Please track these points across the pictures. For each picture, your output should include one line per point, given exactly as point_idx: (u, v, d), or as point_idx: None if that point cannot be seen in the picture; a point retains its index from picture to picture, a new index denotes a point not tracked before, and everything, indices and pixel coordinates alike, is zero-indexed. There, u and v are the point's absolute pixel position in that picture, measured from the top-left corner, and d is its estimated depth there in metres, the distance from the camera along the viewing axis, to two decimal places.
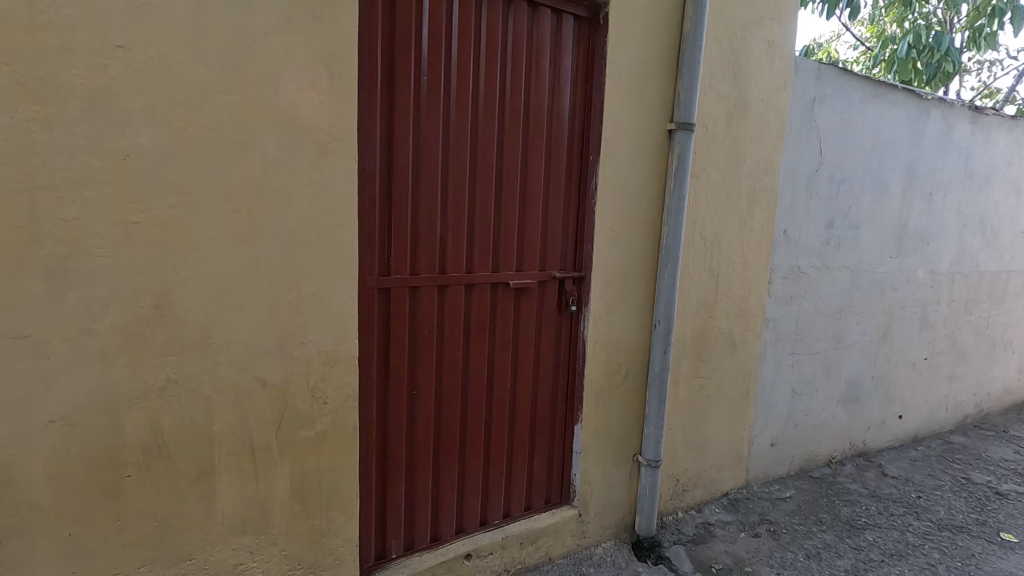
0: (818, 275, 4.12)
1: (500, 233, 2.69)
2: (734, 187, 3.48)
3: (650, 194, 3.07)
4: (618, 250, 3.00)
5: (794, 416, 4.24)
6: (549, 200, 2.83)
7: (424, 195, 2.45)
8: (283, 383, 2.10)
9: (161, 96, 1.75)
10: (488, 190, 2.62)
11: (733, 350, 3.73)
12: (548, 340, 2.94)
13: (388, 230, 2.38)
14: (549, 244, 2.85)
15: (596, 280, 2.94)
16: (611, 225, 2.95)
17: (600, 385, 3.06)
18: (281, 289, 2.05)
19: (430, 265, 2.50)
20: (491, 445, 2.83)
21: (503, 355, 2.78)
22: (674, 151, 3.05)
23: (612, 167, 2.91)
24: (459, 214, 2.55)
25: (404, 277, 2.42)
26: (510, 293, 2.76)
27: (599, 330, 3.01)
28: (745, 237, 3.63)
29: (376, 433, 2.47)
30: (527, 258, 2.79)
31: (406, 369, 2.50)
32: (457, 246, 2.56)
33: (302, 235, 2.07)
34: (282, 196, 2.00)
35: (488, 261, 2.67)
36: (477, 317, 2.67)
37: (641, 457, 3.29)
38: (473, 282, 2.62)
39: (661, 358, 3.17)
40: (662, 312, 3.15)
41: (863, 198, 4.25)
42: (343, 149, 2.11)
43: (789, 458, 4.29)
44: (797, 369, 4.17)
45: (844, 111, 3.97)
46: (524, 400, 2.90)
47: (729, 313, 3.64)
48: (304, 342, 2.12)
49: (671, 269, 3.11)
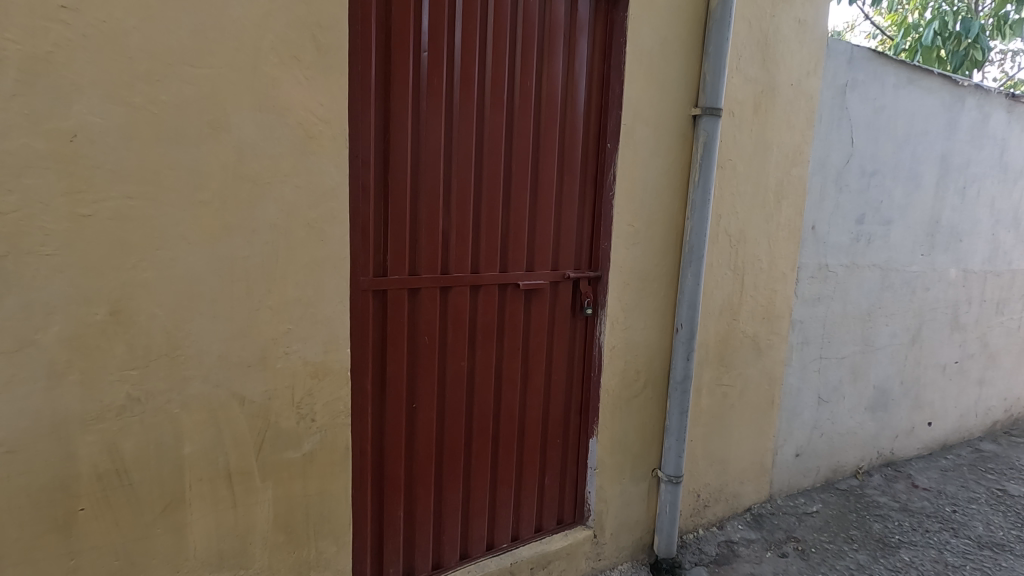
0: (846, 275, 3.85)
1: (509, 228, 2.43)
2: (761, 179, 3.21)
3: (672, 186, 2.81)
4: (637, 248, 2.74)
5: (820, 425, 3.97)
6: (562, 192, 2.57)
7: (425, 186, 2.19)
8: (264, 399, 1.85)
9: (115, 67, 1.50)
10: (495, 181, 2.36)
11: (758, 355, 3.47)
12: (560, 346, 2.68)
13: (384, 224, 2.12)
14: (562, 242, 2.59)
15: (614, 280, 2.68)
16: (630, 221, 2.69)
17: (616, 394, 2.81)
18: (261, 292, 1.80)
19: (431, 264, 2.24)
20: (499, 462, 2.57)
21: (512, 363, 2.53)
22: (699, 139, 2.78)
23: (631, 156, 2.64)
24: (464, 207, 2.29)
25: (403, 277, 2.17)
26: (520, 295, 2.50)
27: (617, 335, 2.75)
28: (772, 233, 3.36)
29: (372, 452, 2.22)
30: (539, 257, 2.53)
31: (405, 380, 2.24)
32: (461, 243, 2.30)
33: (285, 232, 1.82)
34: (262, 186, 1.75)
35: (496, 259, 2.41)
36: (483, 322, 2.41)
37: (661, 472, 3.03)
38: (480, 283, 2.36)
39: (683, 365, 2.91)
40: (684, 316, 2.88)
41: (895, 192, 3.97)
42: (332, 133, 1.86)
43: (815, 469, 4.03)
44: (824, 375, 3.90)
45: (876, 97, 3.69)
46: (535, 412, 2.64)
47: (754, 315, 3.38)
48: (288, 352, 1.88)
49: (695, 268, 2.84)
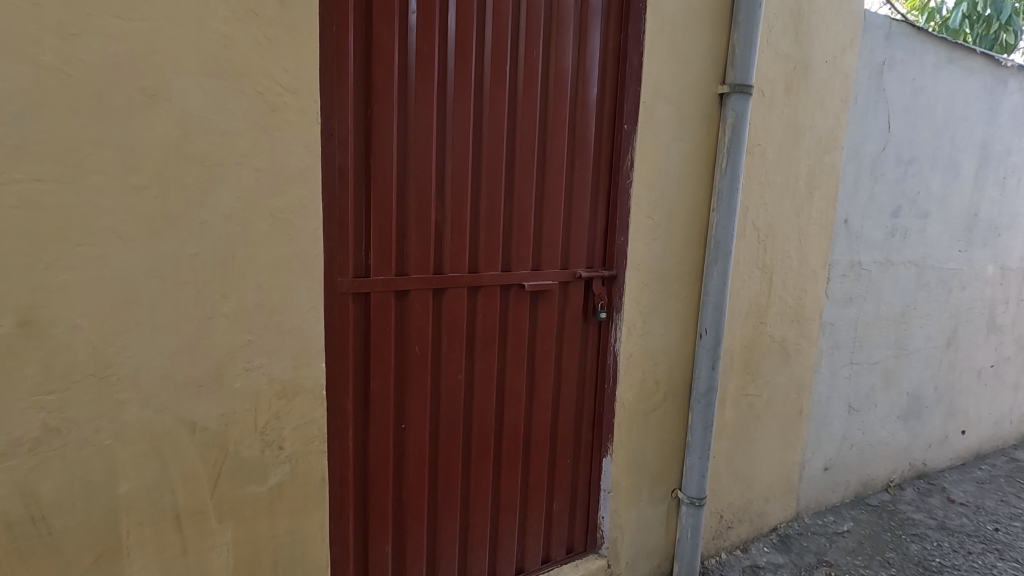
0: (880, 272, 3.53)
1: (512, 222, 2.12)
2: (792, 168, 2.89)
3: (696, 174, 2.49)
4: (656, 244, 2.43)
5: (850, 436, 3.66)
6: (573, 180, 2.25)
7: (414, 171, 1.88)
8: (220, 425, 1.55)
9: (17, 16, 1.19)
10: (497, 167, 2.05)
11: (786, 362, 3.16)
12: (571, 355, 2.37)
13: (367, 216, 1.82)
14: (573, 237, 2.28)
15: (630, 280, 2.39)
16: (649, 213, 2.39)
17: (633, 408, 2.51)
18: (214, 297, 1.49)
19: (422, 263, 1.93)
20: (502, 487, 2.27)
21: (516, 376, 2.22)
22: (727, 120, 2.46)
23: (651, 139, 2.33)
24: (460, 197, 1.98)
25: (389, 278, 1.86)
26: (525, 297, 2.19)
27: (633, 341, 2.45)
28: (803, 227, 3.04)
29: (354, 480, 1.91)
30: (546, 254, 2.22)
31: (392, 397, 1.94)
32: (457, 238, 1.99)
33: (244, 224, 1.51)
34: (214, 169, 1.44)
35: (498, 257, 2.10)
36: (483, 328, 2.10)
37: (681, 493, 2.73)
38: (479, 284, 2.06)
39: (707, 375, 2.61)
40: (709, 320, 2.58)
41: (932, 182, 3.64)
42: (301, 107, 1.55)
43: (844, 483, 3.72)
44: (855, 382, 3.58)
45: (915, 78, 3.36)
46: (542, 429, 2.34)
47: (783, 318, 3.06)
48: (249, 368, 1.57)
49: (721, 266, 2.53)
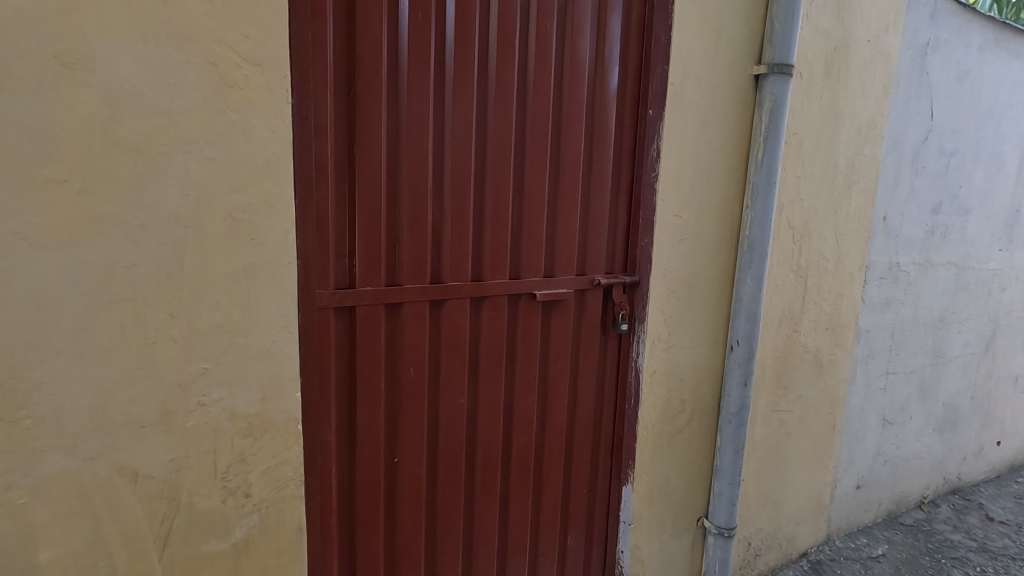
0: (918, 274, 3.24)
1: (522, 222, 1.84)
2: (831, 160, 2.61)
3: (728, 167, 2.20)
4: (684, 246, 2.15)
5: (884, 451, 3.38)
6: (591, 173, 1.97)
7: (407, 163, 1.59)
8: (169, 472, 1.27)
9: None
10: (504, 159, 1.76)
11: (820, 374, 2.87)
12: (587, 373, 2.09)
13: (351, 217, 1.53)
14: (591, 239, 2.00)
15: (655, 287, 2.10)
16: (677, 211, 2.10)
17: (656, 430, 2.24)
18: (159, 317, 1.21)
19: (417, 271, 1.65)
20: (509, 524, 1.99)
21: (525, 398, 1.94)
22: (763, 105, 2.17)
23: (679, 126, 2.04)
24: (461, 194, 1.69)
25: (378, 289, 1.58)
26: (536, 308, 1.90)
27: (657, 356, 2.17)
28: (841, 226, 2.75)
29: (339, 525, 1.64)
30: (560, 259, 1.94)
31: (383, 428, 1.67)
32: (459, 241, 1.71)
33: (195, 228, 1.22)
34: (154, 159, 1.16)
35: (505, 263, 1.81)
36: (488, 345, 1.82)
37: (708, 522, 2.45)
38: (483, 294, 1.77)
39: (739, 392, 2.33)
40: (741, 330, 2.29)
41: (975, 176, 3.35)
42: (266, 83, 1.27)
43: (877, 502, 3.44)
44: (890, 393, 3.30)
45: (960, 62, 3.07)
46: (555, 456, 2.06)
47: (817, 325, 2.78)
48: (205, 403, 1.29)
49: (756, 271, 2.25)
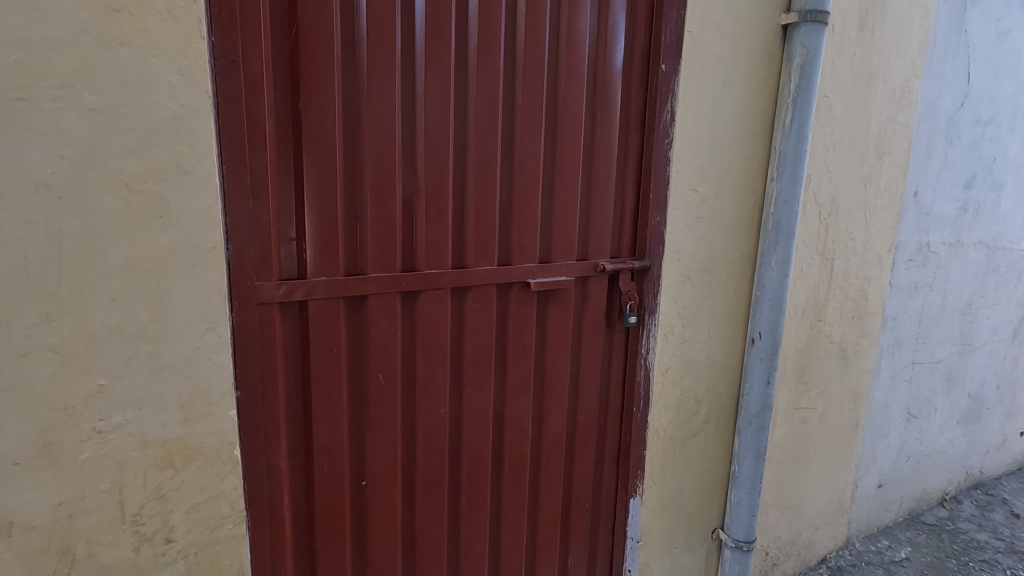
0: (948, 256, 2.97)
1: (512, 197, 1.54)
2: (863, 128, 2.32)
3: (750, 134, 1.91)
4: (701, 225, 1.86)
5: (908, 447, 3.14)
6: (595, 141, 1.67)
7: (369, 123, 1.29)
8: (58, 519, 0.98)
9: None
10: (490, 121, 1.46)
11: (845, 367, 2.61)
12: (590, 373, 1.81)
13: (300, 190, 1.23)
14: (594, 219, 1.71)
15: (668, 272, 1.82)
16: (694, 184, 1.81)
17: (669, 436, 1.98)
18: (31, 321, 0.92)
19: (384, 258, 1.36)
20: (502, 546, 1.73)
21: (519, 405, 1.66)
22: (793, 60, 1.86)
23: (698, 84, 1.74)
24: (439, 163, 1.40)
25: (336, 279, 1.29)
26: (531, 300, 1.62)
27: (671, 352, 1.90)
28: (871, 203, 2.47)
29: (295, 564, 1.37)
30: (559, 242, 1.65)
31: (347, 446, 1.39)
32: (436, 220, 1.41)
33: (77, 202, 0.93)
34: (10, 106, 0.86)
35: (493, 246, 1.52)
36: (474, 345, 1.54)
37: (724, 534, 2.20)
38: (467, 284, 1.48)
39: (759, 390, 2.07)
40: (764, 321, 2.02)
41: (1009, 147, 3.06)
42: (168, 9, 0.96)
43: (898, 501, 3.21)
44: (915, 385, 3.05)
45: (1000, 18, 2.76)
46: (554, 468, 1.79)
47: (843, 314, 2.51)
48: (104, 430, 1.00)
49: (781, 253, 1.97)
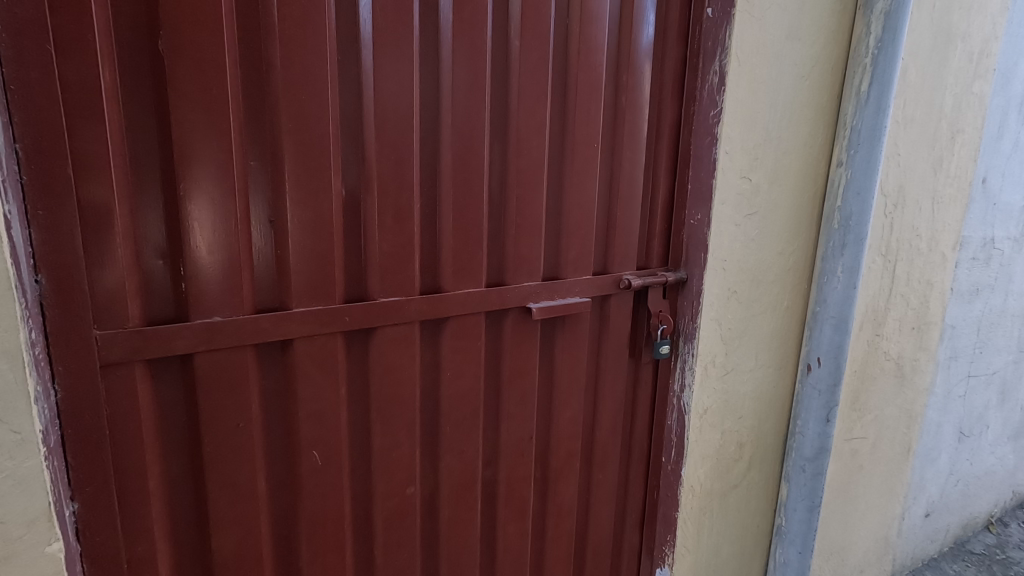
0: (1012, 252, 2.56)
1: (506, 190, 1.10)
2: (937, 100, 1.88)
3: (814, 106, 1.47)
4: (752, 225, 1.43)
5: (958, 470, 2.76)
6: (617, 114, 1.24)
7: (285, 78, 0.83)
8: None
9: None
10: (475, 80, 1.01)
11: (901, 388, 2.21)
12: (608, 419, 1.39)
13: (173, 182, 0.78)
14: (617, 218, 1.28)
15: (711, 287, 1.39)
16: (746, 171, 1.37)
17: (706, 491, 1.56)
18: None
19: (317, 283, 0.91)
20: None
21: (517, 470, 1.24)
22: (875, 5, 1.41)
23: (755, 34, 1.29)
24: (399, 142, 0.95)
25: (239, 318, 0.84)
26: (533, 331, 1.19)
27: (711, 387, 1.48)
28: (940, 192, 2.03)
29: None
30: (571, 251, 1.22)
31: (269, 556, 0.96)
32: (396, 227, 0.97)
33: None
34: None
35: (480, 260, 1.08)
36: (454, 397, 1.11)
37: None
38: (443, 314, 1.05)
39: (817, 428, 1.65)
40: (824, 344, 1.60)
41: None
42: None
43: (944, 529, 2.83)
44: (969, 400, 2.66)
45: None
46: (563, 543, 1.37)
47: (902, 325, 2.09)
48: None
49: (851, 258, 1.53)
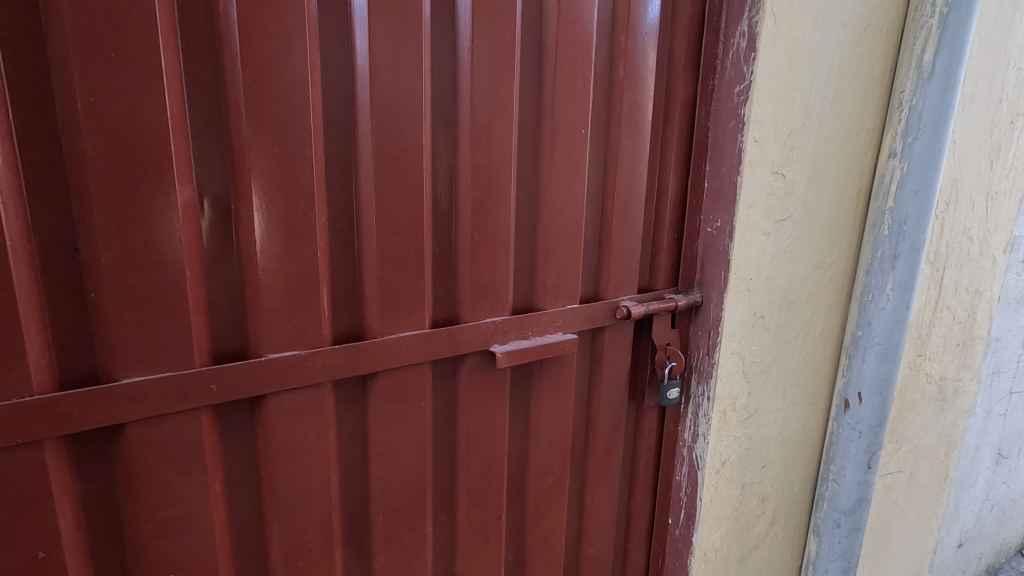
0: None
1: (458, 195, 0.80)
2: (999, 76, 1.56)
3: (862, 83, 1.16)
4: (784, 234, 1.13)
5: (994, 494, 2.47)
6: (612, 89, 0.93)
7: (79, 23, 0.52)
8: None
9: None
10: (405, 39, 0.70)
11: (941, 412, 1.92)
12: (602, 479, 1.11)
13: None
14: (612, 227, 0.98)
15: (733, 314, 1.09)
16: (779, 166, 1.06)
17: (723, 558, 1.27)
18: None
19: (161, 338, 0.61)
20: None
21: (482, 558, 0.95)
22: None
23: None
24: (287, 128, 0.64)
25: (25, 403, 0.54)
26: (500, 381, 0.89)
27: (730, 435, 1.19)
28: (996, 186, 1.71)
29: None
30: (551, 273, 0.92)
31: None
32: (289, 251, 0.67)
33: None
34: None
35: (422, 292, 0.78)
36: (389, 477, 0.82)
37: None
38: (367, 369, 0.75)
39: (854, 477, 1.35)
40: (866, 377, 1.30)
41: None
42: None
43: (977, 558, 2.55)
44: (1009, 419, 2.37)
45: None
46: None
47: (947, 342, 1.80)
48: None
49: (902, 273, 1.21)
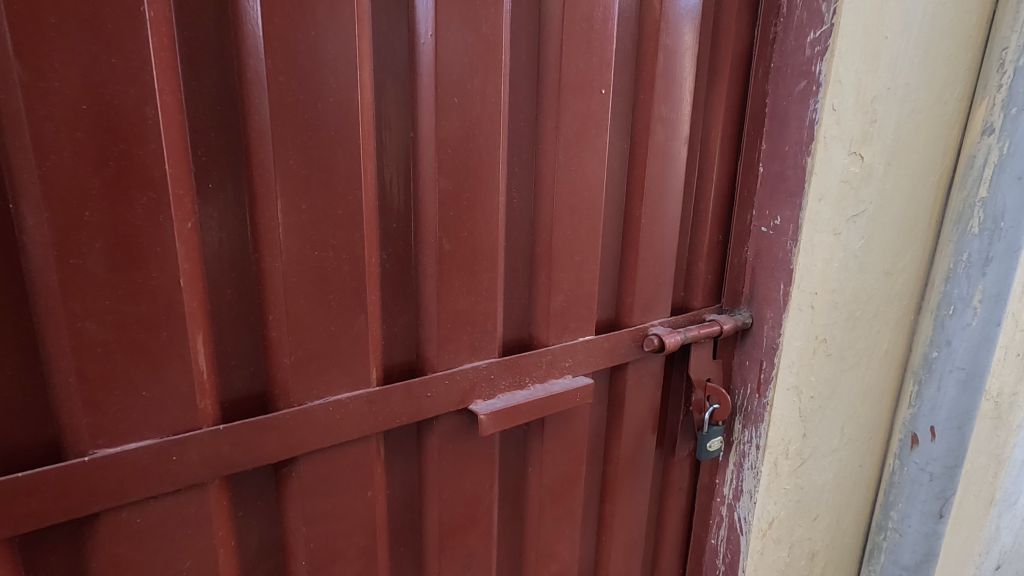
0: None
1: (419, 185, 0.54)
2: None
3: (953, 36, 0.88)
4: (855, 233, 0.87)
5: None
6: (641, 36, 0.67)
7: None
8: None
9: None
10: None
11: (996, 430, 1.67)
12: (622, 550, 0.86)
13: None
14: (640, 229, 0.72)
15: (792, 340, 0.83)
16: (857, 144, 0.80)
17: None
18: None
19: None
20: None
21: None
22: None
23: None
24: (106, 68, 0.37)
25: None
26: (485, 447, 0.63)
27: (781, 489, 0.93)
28: None
29: None
30: (557, 294, 0.65)
31: None
32: (126, 280, 0.40)
33: None
34: None
35: (363, 334, 0.52)
36: None
37: None
38: (275, 457, 0.48)
39: (921, 527, 1.10)
40: (941, 409, 1.04)
41: None
42: None
43: None
44: None
45: None
46: None
47: (1008, 353, 1.55)
48: None
49: (994, 282, 0.94)
